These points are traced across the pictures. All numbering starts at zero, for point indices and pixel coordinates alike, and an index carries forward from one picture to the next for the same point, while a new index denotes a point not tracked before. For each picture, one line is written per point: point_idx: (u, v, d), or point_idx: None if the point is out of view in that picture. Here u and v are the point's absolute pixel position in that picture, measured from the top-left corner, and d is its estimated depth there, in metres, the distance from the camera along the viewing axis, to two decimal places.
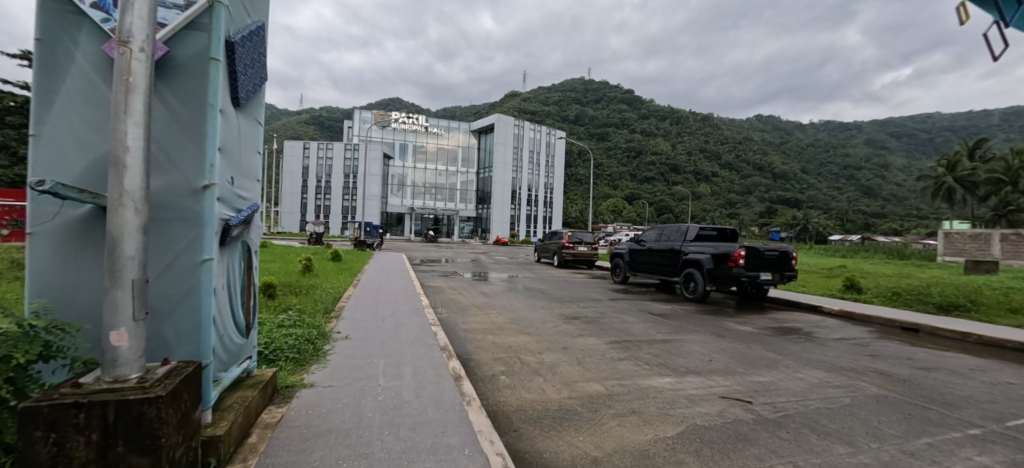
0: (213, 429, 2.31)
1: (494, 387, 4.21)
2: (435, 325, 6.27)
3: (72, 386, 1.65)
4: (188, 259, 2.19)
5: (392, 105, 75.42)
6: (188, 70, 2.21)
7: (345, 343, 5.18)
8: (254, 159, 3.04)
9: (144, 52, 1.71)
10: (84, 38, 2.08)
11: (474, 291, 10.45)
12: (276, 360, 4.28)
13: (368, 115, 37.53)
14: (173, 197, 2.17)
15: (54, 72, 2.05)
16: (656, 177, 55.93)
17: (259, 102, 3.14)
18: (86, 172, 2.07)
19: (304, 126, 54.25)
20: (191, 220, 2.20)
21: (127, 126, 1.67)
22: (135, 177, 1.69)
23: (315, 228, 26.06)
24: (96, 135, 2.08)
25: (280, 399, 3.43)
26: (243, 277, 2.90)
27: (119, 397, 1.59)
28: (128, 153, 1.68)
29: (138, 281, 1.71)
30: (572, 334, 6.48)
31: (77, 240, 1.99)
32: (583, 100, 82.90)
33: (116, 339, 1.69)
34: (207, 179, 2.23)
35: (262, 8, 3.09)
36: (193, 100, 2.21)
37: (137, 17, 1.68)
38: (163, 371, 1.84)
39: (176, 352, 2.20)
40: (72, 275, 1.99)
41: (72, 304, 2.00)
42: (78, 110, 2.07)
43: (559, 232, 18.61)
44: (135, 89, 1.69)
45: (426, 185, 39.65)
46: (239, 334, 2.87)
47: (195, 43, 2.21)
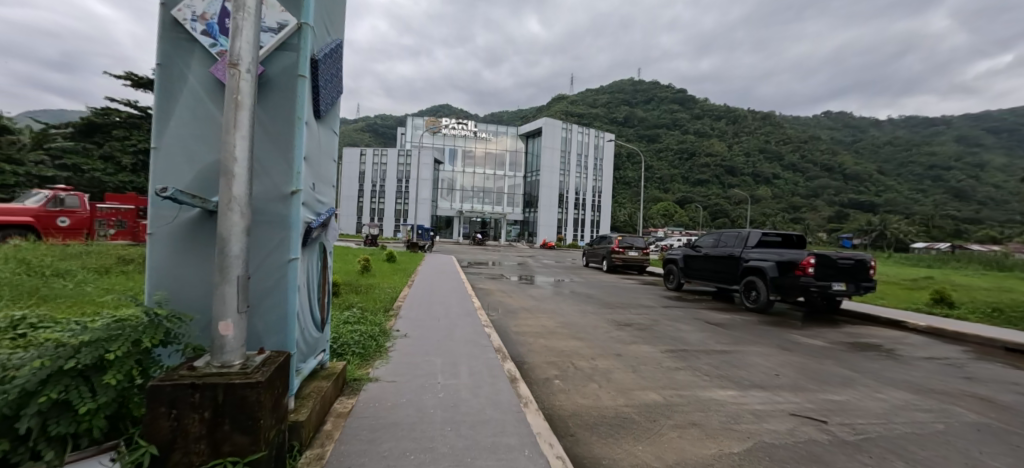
0: (296, 415, 2.51)
1: (548, 390, 4.23)
2: (488, 327, 6.39)
3: (188, 369, 1.87)
4: (277, 259, 2.41)
5: (442, 111, 77.56)
6: (281, 88, 2.44)
7: (404, 340, 5.42)
8: (330, 166, 3.26)
9: (250, 73, 1.91)
10: (196, 63, 2.36)
11: (522, 294, 10.51)
12: (344, 354, 4.55)
13: (419, 122, 39.80)
14: (265, 202, 2.40)
15: (171, 92, 2.34)
16: (711, 180, 53.49)
17: (335, 113, 3.38)
18: (195, 180, 2.34)
19: (360, 133, 57.45)
20: (280, 223, 2.42)
21: (235, 139, 1.88)
22: (241, 183, 1.89)
23: (371, 230, 27.31)
24: (205, 147, 2.35)
25: (349, 390, 3.66)
26: (319, 275, 3.12)
27: (226, 381, 1.78)
28: (236, 163, 1.88)
29: (241, 278, 1.91)
30: (625, 341, 6.35)
31: (187, 239, 2.25)
32: (631, 102, 80.83)
33: (223, 329, 1.89)
34: (295, 185, 2.43)
35: (339, 25, 3.33)
36: (283, 113, 2.43)
37: (245, 42, 1.90)
38: (259, 360, 2.03)
39: (267, 342, 2.42)
40: (182, 270, 2.25)
41: (185, 298, 2.26)
42: (190, 125, 2.35)
43: (608, 236, 18.30)
44: (243, 105, 1.90)
45: (474, 190, 40.36)
46: (315, 328, 3.09)
47: (286, 65, 2.45)
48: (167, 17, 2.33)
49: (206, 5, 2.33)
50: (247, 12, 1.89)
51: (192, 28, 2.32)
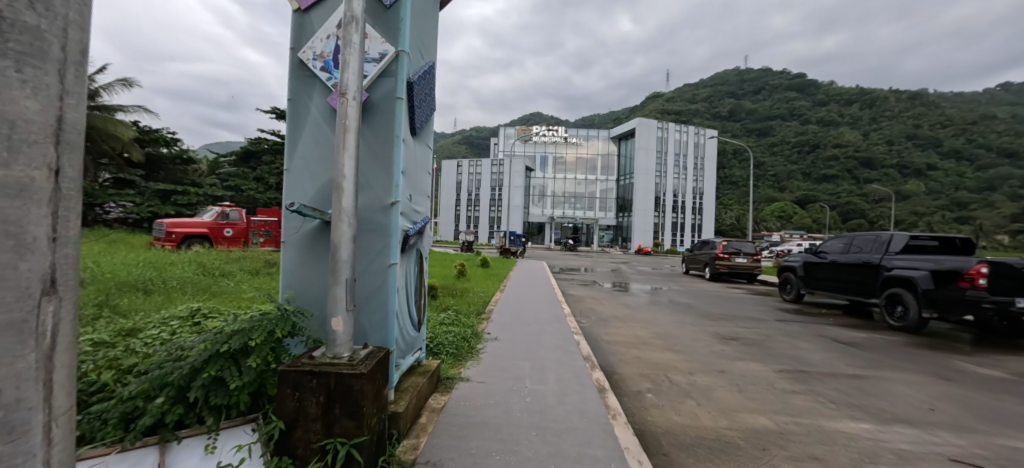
0: (396, 406, 2.76)
1: (640, 404, 4.05)
2: (577, 334, 6.33)
3: (308, 358, 2.17)
4: (380, 263, 2.69)
5: (533, 119, 79.02)
6: (382, 111, 2.72)
7: (495, 343, 5.62)
8: (425, 178, 3.53)
9: (355, 99, 2.17)
10: (317, 95, 2.74)
11: (615, 302, 10.20)
12: (439, 353, 4.87)
13: (512, 131, 40.87)
14: (370, 213, 2.69)
15: (299, 122, 2.76)
16: (838, 175, 46.62)
17: (430, 129, 3.65)
18: (316, 195, 2.72)
19: (457, 146, 61.03)
20: (382, 232, 2.69)
21: (345, 159, 2.14)
22: (348, 197, 2.15)
23: (467, 237, 28.70)
24: (323, 166, 2.72)
25: (443, 388, 3.90)
26: (416, 279, 3.39)
27: (337, 371, 2.03)
28: (344, 180, 2.15)
29: (350, 280, 2.17)
30: (730, 357, 5.82)
31: (310, 244, 2.63)
32: (737, 94, 74.05)
33: (335, 325, 2.16)
34: (393, 197, 2.68)
35: (433, 48, 3.62)
36: (384, 133, 2.71)
37: (352, 74, 2.17)
38: (364, 353, 2.27)
39: (372, 338, 2.70)
40: (305, 272, 2.62)
41: (307, 297, 2.62)
42: (312, 149, 2.74)
43: (711, 241, 16.92)
44: (350, 129, 2.16)
45: (566, 195, 40.29)
46: (413, 328, 3.37)
47: (386, 90, 2.72)
48: (295, 59, 2.76)
49: (323, 45, 2.71)
50: (353, 47, 2.16)
51: (313, 66, 2.71)
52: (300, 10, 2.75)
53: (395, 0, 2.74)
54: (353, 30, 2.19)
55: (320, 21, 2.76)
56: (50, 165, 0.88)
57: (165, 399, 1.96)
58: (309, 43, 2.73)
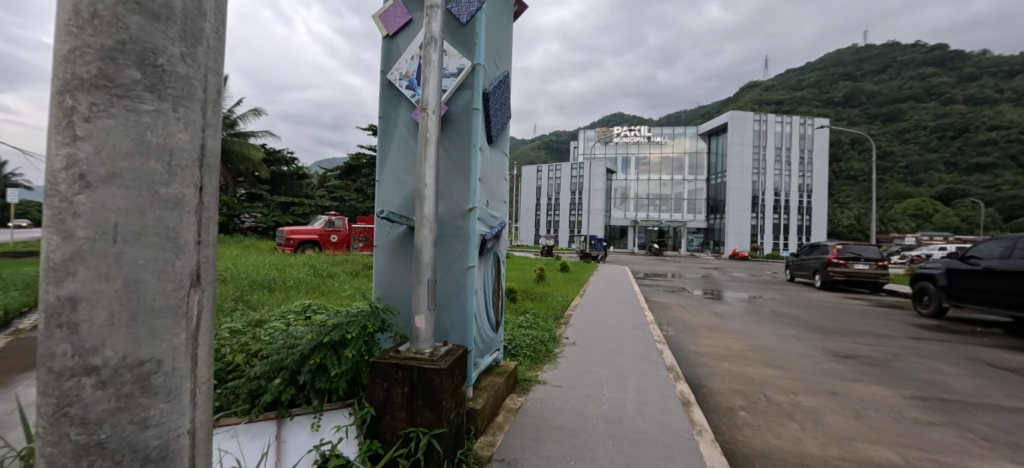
0: (474, 404, 2.89)
1: (730, 422, 3.76)
2: (661, 343, 6.04)
3: (396, 351, 2.36)
4: (460, 265, 2.84)
5: (615, 120, 76.93)
6: (460, 122, 2.89)
7: (573, 348, 5.58)
8: (502, 184, 3.66)
9: (435, 113, 2.34)
10: (403, 111, 2.99)
11: (705, 310, 9.53)
12: (517, 355, 4.97)
13: (591, 133, 40.25)
14: (451, 218, 2.87)
15: (389, 137, 3.04)
16: (994, 164, 38.58)
17: (506, 137, 3.77)
18: (403, 203, 2.97)
19: (537, 151, 61.63)
20: (461, 236, 2.84)
21: (427, 169, 2.32)
22: (430, 205, 2.31)
23: (548, 241, 28.74)
24: (408, 176, 2.96)
25: (520, 389, 3.98)
26: (494, 281, 3.52)
27: (420, 365, 2.19)
28: (426, 189, 2.32)
29: (431, 280, 2.33)
30: (843, 378, 5.13)
31: (397, 247, 2.87)
32: (854, 76, 64.98)
33: (418, 322, 2.32)
34: (471, 203, 2.83)
35: (507, 59, 3.75)
36: (462, 143, 2.87)
37: (432, 90, 2.34)
38: (444, 350, 2.41)
39: (452, 336, 2.86)
40: (393, 273, 2.87)
41: (395, 296, 2.87)
42: (400, 161, 2.99)
43: (822, 245, 15.05)
44: (431, 140, 2.33)
45: (650, 197, 38.61)
46: (491, 328, 3.50)
47: (464, 102, 2.88)
48: (385, 81, 3.05)
49: (408, 65, 2.96)
50: (432, 64, 2.34)
51: (400, 85, 2.97)
52: (389, 35, 3.04)
53: (471, 17, 2.91)
54: (433, 50, 2.37)
55: (406, 44, 3.01)
56: (197, 184, 0.89)
57: (281, 381, 2.28)
58: (396, 65, 3.00)
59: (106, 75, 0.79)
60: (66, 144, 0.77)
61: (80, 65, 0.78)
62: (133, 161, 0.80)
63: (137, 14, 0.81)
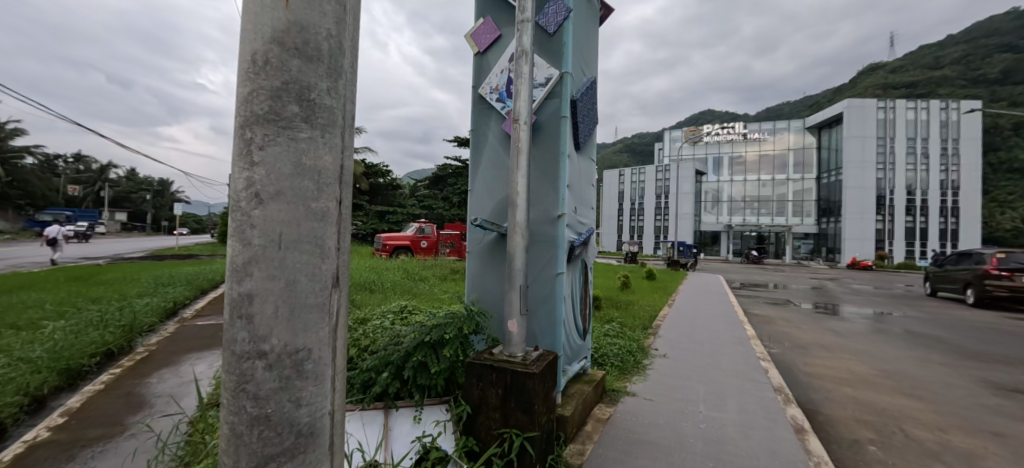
0: (563, 410, 2.90)
1: (856, 457, 3.28)
2: (765, 360, 5.49)
3: (490, 354, 2.46)
4: (549, 272, 2.87)
5: (705, 118, 71.95)
6: (549, 130, 2.94)
7: (663, 361, 5.31)
8: (589, 190, 3.63)
9: (526, 124, 2.41)
10: (494, 123, 3.13)
11: (818, 326, 8.46)
12: (604, 364, 4.87)
13: (678, 134, 38.15)
14: (540, 225, 2.92)
15: (480, 148, 3.19)
16: None
17: (593, 143, 3.74)
18: (493, 211, 3.09)
19: (619, 154, 59.90)
20: (551, 242, 2.88)
21: (518, 179, 2.39)
22: (521, 212, 2.38)
23: (631, 248, 27.71)
24: (499, 185, 3.08)
25: (608, 399, 3.89)
26: (582, 288, 3.50)
27: (512, 368, 2.25)
28: (517, 197, 2.39)
29: (522, 285, 2.39)
30: (1011, 416, 4.22)
31: (488, 254, 2.99)
32: (1015, 46, 53.48)
33: (511, 327, 2.40)
34: (560, 210, 2.85)
35: (594, 64, 3.73)
36: (551, 151, 2.91)
37: (523, 102, 2.42)
38: (535, 355, 2.45)
39: (541, 342, 2.90)
40: (485, 278, 2.99)
41: (488, 300, 2.99)
42: (491, 172, 3.12)
43: (976, 255, 12.55)
44: (522, 150, 2.40)
45: (747, 199, 35.48)
46: (578, 336, 3.48)
47: (551, 110, 2.91)
48: (477, 95, 3.21)
49: (498, 79, 3.09)
50: (523, 77, 2.42)
51: (490, 98, 3.11)
52: (479, 52, 3.20)
53: (558, 27, 2.96)
54: (524, 63, 2.45)
55: (496, 59, 3.15)
56: (337, 200, 1.02)
57: (388, 375, 2.50)
58: (487, 79, 3.15)
59: (274, 111, 0.95)
60: (245, 170, 0.94)
61: (255, 103, 0.95)
62: (292, 181, 0.95)
63: (296, 58, 0.97)
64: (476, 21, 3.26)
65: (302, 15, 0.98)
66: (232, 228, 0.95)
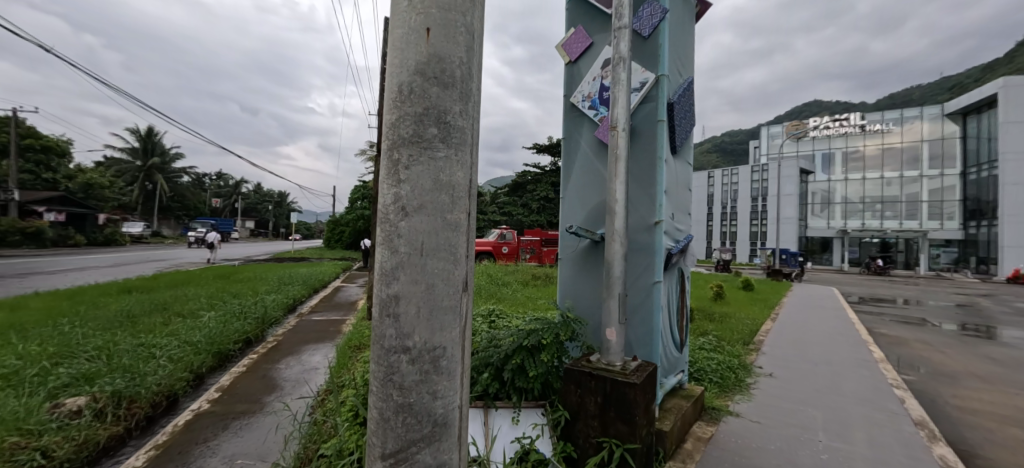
0: (661, 424, 2.79)
1: None
2: (899, 388, 4.74)
3: (587, 361, 2.46)
4: (646, 279, 2.79)
5: (810, 110, 64.52)
6: (644, 133, 2.86)
7: (770, 380, 4.84)
8: (686, 195, 3.47)
9: (624, 132, 2.39)
10: (586, 130, 3.14)
11: (968, 352, 7.09)
12: (701, 379, 4.58)
13: (778, 129, 34.79)
14: (636, 231, 2.85)
15: (573, 157, 3.22)
16: None
17: (689, 145, 3.58)
18: (586, 218, 3.09)
19: (708, 154, 55.96)
20: (648, 250, 2.79)
21: (617, 185, 2.38)
22: (620, 219, 2.36)
23: (724, 255, 25.71)
24: (593, 191, 3.08)
25: (709, 418, 3.66)
26: (679, 297, 3.35)
27: (612, 377, 2.24)
28: (616, 204, 2.37)
29: (621, 293, 2.36)
30: None
31: (582, 260, 3.00)
32: None
33: (609, 334, 2.37)
34: (657, 216, 2.76)
35: (690, 62, 3.57)
36: (648, 156, 2.83)
37: (621, 108, 2.40)
38: (634, 365, 2.39)
39: (638, 352, 2.82)
40: (580, 284, 3.01)
41: (582, 307, 2.99)
42: (583, 179, 3.14)
43: None
44: (620, 157, 2.38)
45: (866, 201, 31.16)
46: (675, 347, 3.33)
47: (648, 113, 2.84)
48: (568, 103, 3.25)
49: (590, 86, 3.10)
50: (621, 83, 2.40)
51: (582, 106, 3.13)
52: (571, 61, 3.24)
53: (653, 30, 2.89)
54: (621, 69, 2.43)
55: (587, 67, 3.17)
56: (466, 211, 1.12)
57: (489, 376, 2.62)
58: (579, 87, 3.17)
59: (417, 133, 1.07)
60: (394, 187, 1.07)
61: (402, 127, 1.08)
62: (432, 196, 1.07)
63: (435, 86, 1.09)
64: (567, 31, 3.31)
65: (440, 47, 1.09)
66: (382, 238, 1.09)
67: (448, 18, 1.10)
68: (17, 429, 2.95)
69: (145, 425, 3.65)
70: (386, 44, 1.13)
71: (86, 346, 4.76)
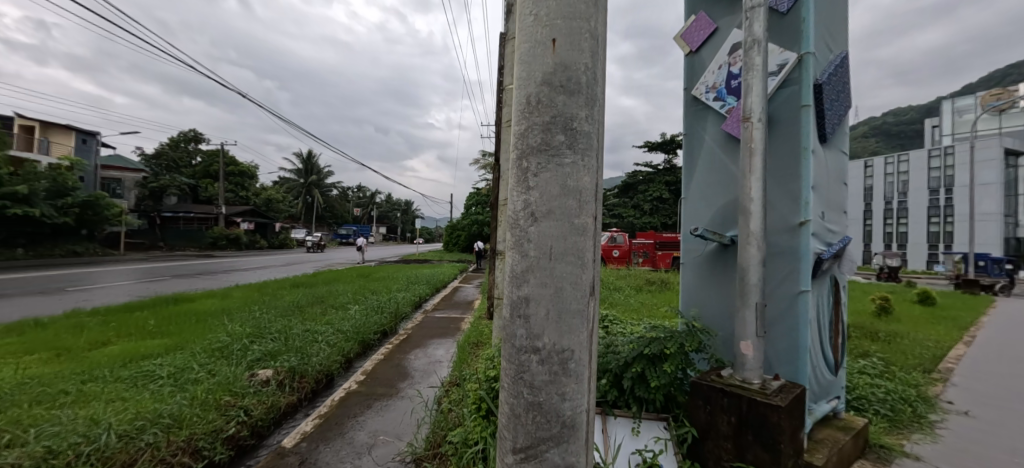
0: (810, 456, 2.43)
1: None
2: None
3: (718, 375, 2.26)
4: (789, 289, 2.45)
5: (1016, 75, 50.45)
6: (784, 123, 2.53)
7: (965, 420, 3.86)
8: (839, 191, 2.98)
9: (760, 122, 2.15)
10: (711, 124, 2.90)
11: None
12: (863, 411, 3.85)
13: (966, 103, 28.01)
14: (775, 233, 2.52)
15: (695, 154, 3.00)
16: None
17: (843, 132, 3.08)
18: (713, 219, 2.85)
19: (863, 141, 47.34)
20: (791, 254, 2.46)
21: (751, 182, 2.15)
22: (757, 220, 2.13)
23: (888, 260, 21.36)
24: (720, 190, 2.82)
25: (874, 456, 3.06)
26: (830, 311, 2.89)
27: (749, 395, 2.02)
28: (752, 203, 2.14)
29: (759, 303, 2.12)
30: None
31: (708, 266, 2.77)
32: None
33: (744, 348, 2.15)
34: (803, 216, 2.42)
35: (842, 36, 3.07)
36: (789, 147, 2.49)
37: (756, 97, 2.16)
38: (776, 385, 2.12)
39: (779, 370, 2.50)
40: (706, 291, 2.78)
41: (709, 317, 2.77)
42: (708, 176, 2.90)
43: None
44: (756, 151, 2.14)
45: None
46: (827, 369, 2.88)
47: (788, 99, 2.50)
48: (689, 96, 3.05)
49: (716, 76, 2.85)
50: (756, 70, 2.17)
51: (706, 98, 2.90)
52: (691, 51, 3.03)
53: (793, 4, 2.55)
54: (755, 54, 2.20)
55: (710, 55, 2.93)
56: (593, 216, 1.13)
57: (606, 382, 2.56)
58: (702, 78, 2.95)
59: (545, 142, 1.11)
60: (523, 194, 1.13)
61: (531, 137, 1.12)
62: (560, 201, 1.10)
63: (561, 94, 1.11)
64: (688, 19, 3.10)
65: (566, 55, 1.12)
66: (513, 243, 1.15)
67: (573, 25, 1.12)
68: (229, 390, 3.75)
69: (310, 398, 4.36)
70: (513, 57, 1.19)
71: (268, 330, 5.86)
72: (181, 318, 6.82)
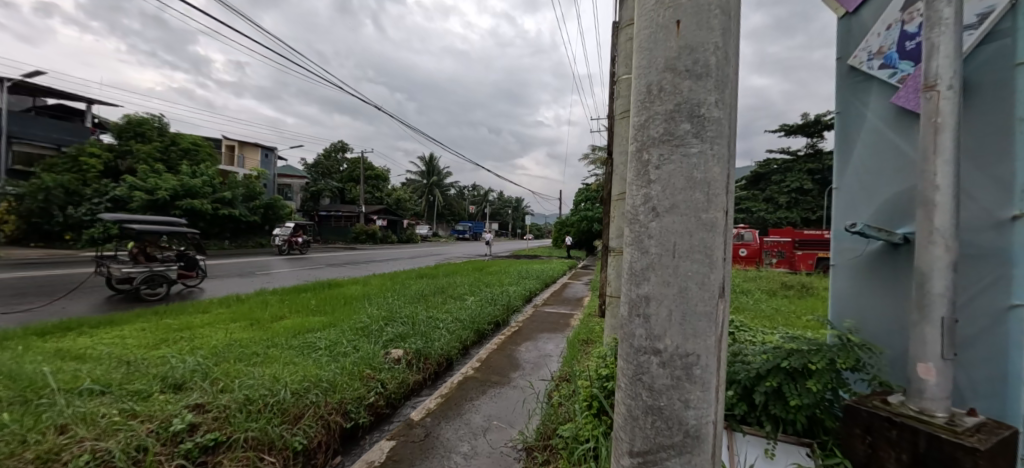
0: None
1: None
2: None
3: (883, 402, 1.88)
4: (993, 301, 1.89)
5: None
6: (984, 88, 1.95)
7: None
8: None
9: (951, 89, 1.69)
10: (876, 98, 2.41)
11: None
12: None
13: None
14: (975, 230, 1.96)
15: (852, 133, 2.53)
16: None
17: None
18: (879, 212, 2.36)
19: None
20: (995, 258, 1.89)
21: (936, 166, 1.71)
22: (945, 213, 1.69)
23: None
24: (889, 176, 2.33)
25: None
26: None
27: (929, 430, 1.63)
28: (937, 191, 1.71)
29: (948, 319, 1.66)
30: None
31: (871, 269, 2.32)
32: None
33: (923, 372, 1.72)
34: (1016, 207, 1.83)
35: None
36: (995, 117, 1.91)
37: (943, 58, 1.72)
38: (972, 422, 1.67)
39: (974, 403, 1.96)
40: (869, 298, 2.33)
41: (871, 329, 2.33)
42: (873, 160, 2.41)
43: None
44: (944, 126, 1.70)
45: None
46: None
47: (992, 56, 1.93)
48: (846, 67, 2.59)
49: (883, 39, 2.36)
50: (943, 24, 1.72)
51: (869, 66, 2.42)
52: (849, 13, 2.57)
53: None
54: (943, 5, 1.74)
55: (872, 14, 2.45)
56: (724, 209, 1.02)
57: (735, 393, 2.32)
58: (862, 44, 2.48)
59: (668, 132, 1.05)
60: (644, 188, 1.08)
61: (652, 128, 1.07)
62: (686, 194, 1.02)
63: (686, 79, 1.04)
64: None
65: (692, 37, 1.04)
66: (632, 238, 1.11)
67: (700, 3, 1.03)
68: (370, 364, 4.29)
69: (433, 379, 4.77)
70: (632, 46, 1.14)
71: (400, 314, 6.58)
72: (335, 299, 8.10)
